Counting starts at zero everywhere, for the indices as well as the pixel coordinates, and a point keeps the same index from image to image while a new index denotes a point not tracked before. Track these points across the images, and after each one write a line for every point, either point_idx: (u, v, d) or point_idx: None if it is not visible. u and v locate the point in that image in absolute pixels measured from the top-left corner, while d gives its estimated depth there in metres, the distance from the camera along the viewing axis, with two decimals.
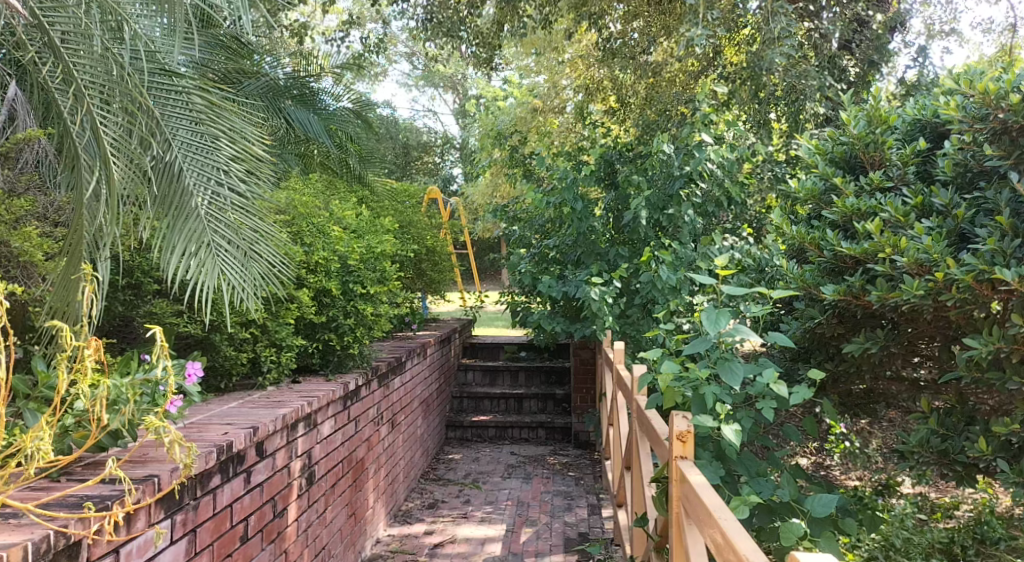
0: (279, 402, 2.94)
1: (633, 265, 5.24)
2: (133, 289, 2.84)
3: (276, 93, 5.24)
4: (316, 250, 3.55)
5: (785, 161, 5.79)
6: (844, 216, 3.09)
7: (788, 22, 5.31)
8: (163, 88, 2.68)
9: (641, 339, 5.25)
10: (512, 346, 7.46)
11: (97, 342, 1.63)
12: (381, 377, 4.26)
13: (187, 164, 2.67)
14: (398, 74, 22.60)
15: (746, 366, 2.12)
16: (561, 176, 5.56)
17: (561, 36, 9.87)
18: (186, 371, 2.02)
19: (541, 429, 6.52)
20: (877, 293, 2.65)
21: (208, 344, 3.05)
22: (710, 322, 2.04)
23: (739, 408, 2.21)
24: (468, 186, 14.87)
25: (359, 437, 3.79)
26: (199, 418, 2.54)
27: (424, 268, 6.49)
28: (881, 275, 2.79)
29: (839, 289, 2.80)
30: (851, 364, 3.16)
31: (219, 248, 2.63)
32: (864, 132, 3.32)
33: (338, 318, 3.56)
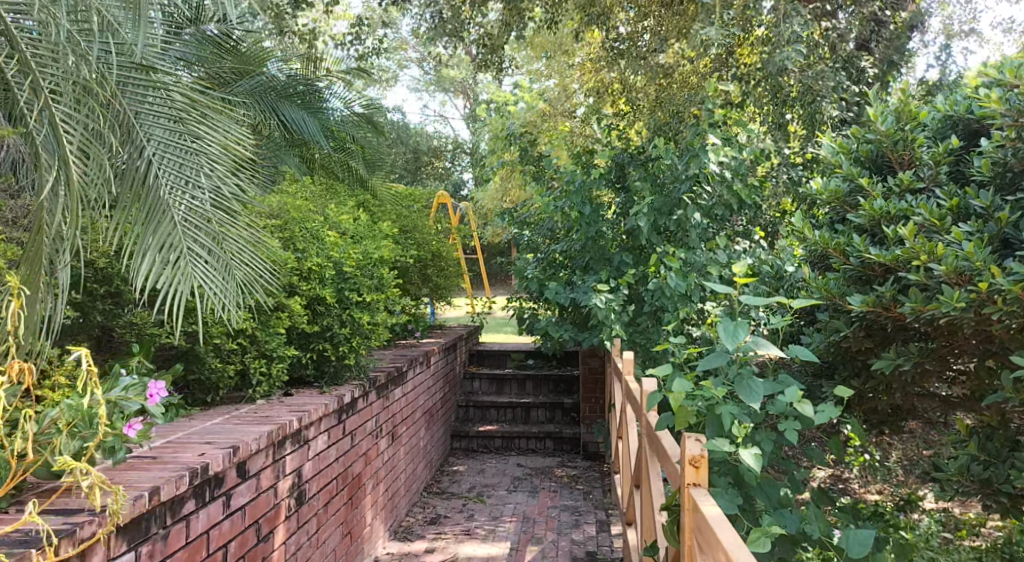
0: (266, 418, 2.77)
1: (644, 272, 5.05)
2: (113, 298, 2.67)
3: (270, 91, 5.07)
4: (309, 256, 3.39)
5: (802, 164, 5.60)
6: (872, 219, 2.91)
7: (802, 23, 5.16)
8: (138, 84, 2.53)
9: (651, 349, 5.06)
10: (519, 354, 7.28)
11: (20, 365, 1.48)
12: (381, 388, 4.10)
13: (163, 166, 2.52)
14: (407, 80, 22.52)
15: (765, 383, 1.91)
16: (569, 180, 5.40)
17: (571, 40, 9.78)
18: (147, 391, 1.87)
19: (549, 440, 6.34)
20: (913, 305, 2.45)
21: (192, 356, 2.89)
22: (727, 333, 1.83)
23: (760, 429, 2.01)
24: (478, 191, 14.74)
25: (356, 452, 3.62)
26: (178, 437, 2.38)
27: (429, 274, 6.31)
28: (916, 285, 2.60)
29: (868, 300, 2.61)
30: (878, 379, 2.97)
31: (195, 256, 2.47)
32: (893, 129, 3.13)
33: (333, 327, 3.39)
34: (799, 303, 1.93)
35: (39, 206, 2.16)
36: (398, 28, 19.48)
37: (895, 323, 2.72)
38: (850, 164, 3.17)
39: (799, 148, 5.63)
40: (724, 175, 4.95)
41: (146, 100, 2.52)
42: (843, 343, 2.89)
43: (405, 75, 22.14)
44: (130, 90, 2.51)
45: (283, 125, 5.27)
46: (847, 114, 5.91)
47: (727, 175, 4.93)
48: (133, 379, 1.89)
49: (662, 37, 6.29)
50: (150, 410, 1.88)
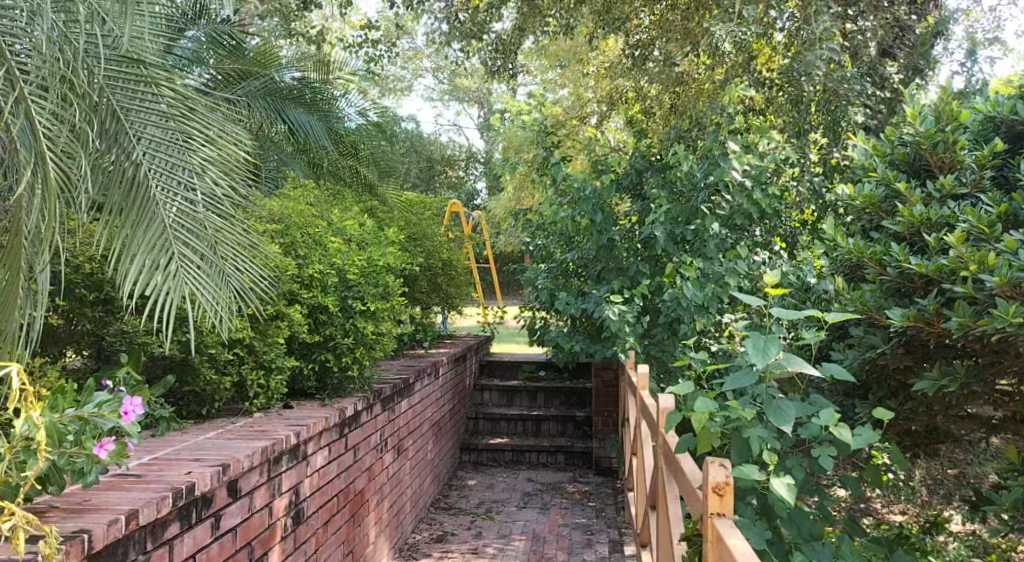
0: (262, 433, 2.64)
1: (659, 282, 4.88)
2: (103, 305, 2.56)
3: (275, 93, 4.97)
4: (311, 263, 3.26)
5: (826, 172, 5.42)
6: (910, 226, 2.75)
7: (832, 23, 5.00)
8: (129, 80, 2.42)
9: (668, 362, 4.90)
10: (530, 365, 7.11)
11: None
12: (386, 400, 3.95)
13: (154, 166, 2.40)
14: (423, 90, 22.55)
15: (796, 404, 1.78)
16: (580, 187, 5.24)
17: (586, 48, 9.69)
18: (122, 408, 1.74)
19: (561, 454, 6.16)
20: (961, 320, 2.28)
21: (185, 366, 2.76)
22: (754, 349, 1.68)
23: (792, 455, 1.84)
24: (491, 201, 14.61)
25: (359, 467, 3.48)
26: (165, 454, 2.25)
27: (439, 283, 6.14)
28: (963, 298, 2.42)
29: (909, 314, 2.45)
30: (915, 398, 2.78)
31: (187, 260, 2.35)
32: (933, 130, 2.95)
33: (336, 337, 3.26)
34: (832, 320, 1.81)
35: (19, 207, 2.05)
36: (413, 39, 19.48)
37: (939, 340, 2.54)
38: (886, 169, 3.01)
39: (823, 155, 5.45)
40: (744, 184, 4.78)
41: (137, 97, 2.41)
42: (878, 360, 2.71)
43: (420, 85, 22.16)
44: (120, 86, 2.40)
45: (289, 129, 5.14)
46: (871, 121, 5.74)
47: (749, 184, 4.77)
48: (108, 394, 1.76)
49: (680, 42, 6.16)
50: (123, 429, 1.75)
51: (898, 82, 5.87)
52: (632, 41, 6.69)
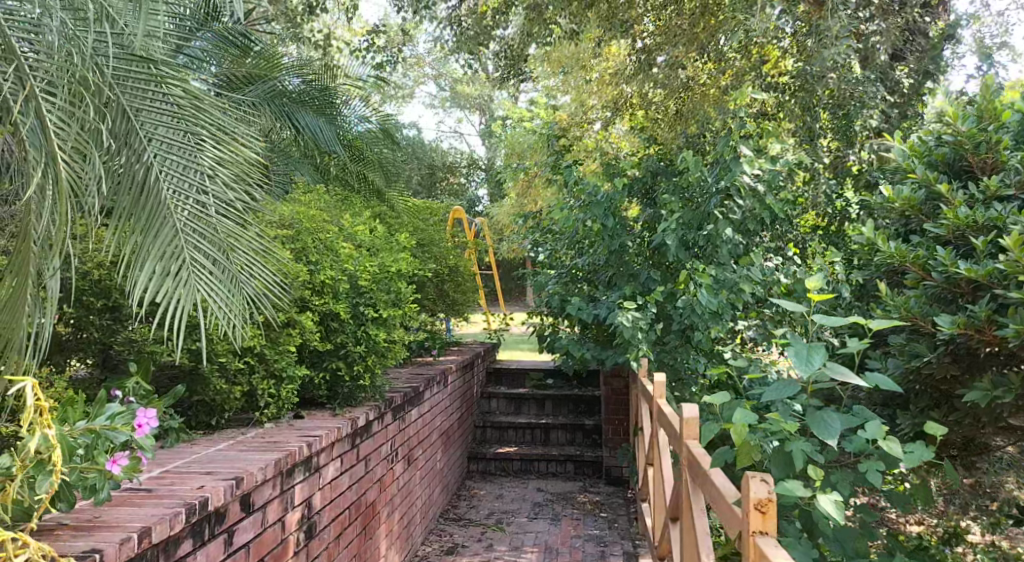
0: (274, 444, 2.55)
1: (672, 289, 4.78)
2: (111, 312, 2.49)
3: (282, 97, 4.91)
4: (322, 269, 3.18)
5: (840, 177, 5.33)
6: (954, 229, 2.67)
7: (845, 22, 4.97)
8: (139, 79, 2.35)
9: (682, 370, 4.80)
10: (538, 373, 6.97)
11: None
12: (397, 409, 3.86)
13: (165, 168, 2.34)
14: (425, 97, 22.55)
15: (841, 414, 1.69)
16: (591, 192, 5.12)
17: (590, 54, 9.64)
18: (135, 421, 1.67)
19: (570, 463, 6.06)
20: (1018, 327, 2.19)
21: (195, 376, 2.68)
22: (797, 353, 1.61)
23: (838, 469, 1.76)
24: (493, 208, 14.54)
25: (370, 479, 3.39)
26: (176, 467, 2.17)
27: (446, 289, 6.09)
28: (1018, 304, 2.33)
29: (960, 321, 2.36)
30: (960, 409, 2.66)
31: (200, 266, 2.28)
32: (975, 129, 2.93)
33: (347, 345, 3.18)
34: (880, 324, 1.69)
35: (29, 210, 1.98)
36: (415, 45, 19.44)
37: (990, 348, 2.46)
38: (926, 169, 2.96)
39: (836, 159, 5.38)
40: (757, 187, 4.63)
41: (147, 97, 2.34)
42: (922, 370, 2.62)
43: (421, 92, 22.11)
44: (130, 85, 2.33)
45: (297, 133, 5.10)
46: (884, 125, 5.67)
47: (761, 189, 4.61)
48: (121, 405, 1.69)
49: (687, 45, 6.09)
50: (136, 443, 1.68)
51: (909, 86, 5.82)
52: (639, 45, 6.62)
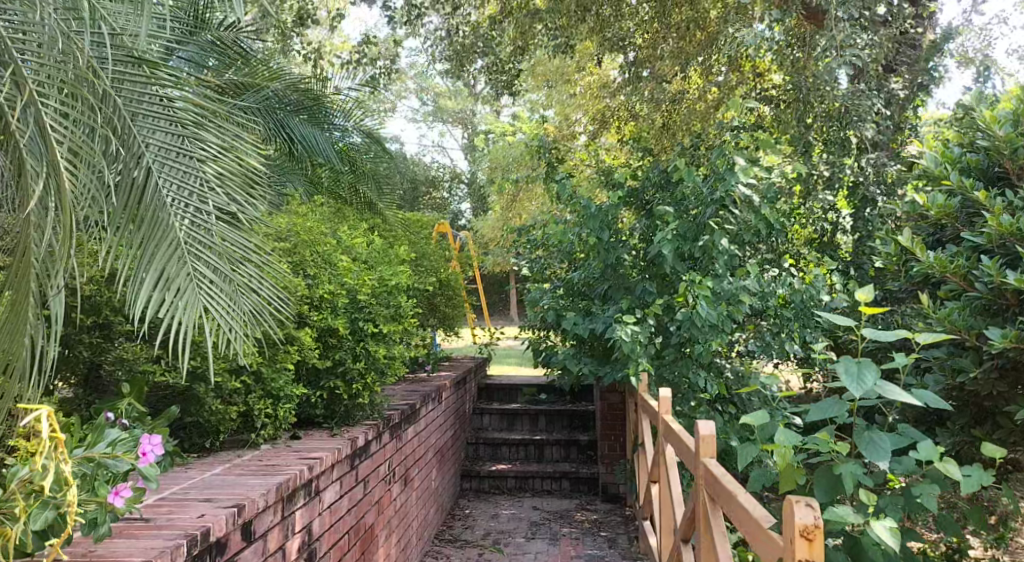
0: (273, 468, 2.42)
1: (671, 302, 4.54)
2: (102, 330, 2.37)
3: (279, 107, 4.87)
4: (321, 283, 3.07)
5: (833, 190, 5.12)
6: (999, 236, 2.79)
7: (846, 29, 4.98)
8: (136, 84, 2.29)
9: (682, 388, 4.59)
10: (531, 389, 6.88)
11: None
12: (395, 428, 3.73)
13: (163, 175, 2.27)
14: (405, 111, 22.40)
15: (889, 434, 1.62)
16: (584, 204, 4.91)
17: (575, 68, 9.62)
18: (138, 448, 1.61)
19: (565, 480, 5.91)
20: None
21: (189, 397, 2.55)
22: (846, 371, 1.55)
23: (887, 493, 1.67)
24: (477, 222, 14.41)
25: (369, 501, 3.25)
26: (173, 494, 2.05)
27: (437, 303, 5.95)
28: None
29: (1011, 333, 2.42)
30: (1006, 426, 2.69)
31: (200, 278, 2.20)
32: (1012, 134, 3.14)
33: (346, 362, 3.07)
34: (935, 340, 1.60)
35: (25, 218, 1.91)
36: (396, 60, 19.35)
37: None
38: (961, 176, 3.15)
39: (832, 173, 5.13)
40: (752, 199, 4.40)
41: (145, 101, 2.28)
42: (965, 386, 2.74)
43: (403, 107, 22.02)
44: (126, 90, 2.27)
45: (291, 144, 5.07)
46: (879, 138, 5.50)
47: (756, 199, 4.38)
48: (126, 433, 1.64)
49: (673, 56, 6.17)
50: (141, 472, 1.62)
51: (906, 96, 5.63)
52: (629, 58, 6.56)
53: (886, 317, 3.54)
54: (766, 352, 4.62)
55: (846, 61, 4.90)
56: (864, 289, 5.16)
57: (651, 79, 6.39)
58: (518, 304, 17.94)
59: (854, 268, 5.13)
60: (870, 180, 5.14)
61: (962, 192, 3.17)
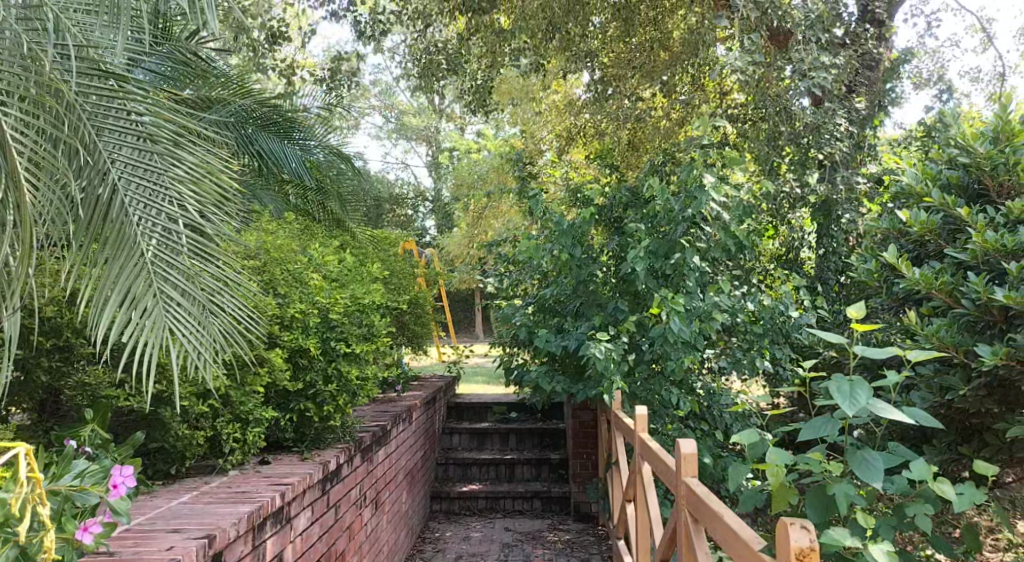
0: (244, 496, 2.33)
1: (643, 318, 4.47)
2: (62, 353, 2.26)
3: (248, 121, 4.77)
4: (291, 302, 2.97)
5: (800, 207, 5.12)
6: (984, 252, 2.85)
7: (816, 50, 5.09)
8: (101, 97, 2.22)
9: (655, 405, 4.53)
10: (501, 407, 6.80)
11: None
12: (366, 450, 3.63)
13: (130, 192, 2.20)
14: (370, 128, 22.26)
15: (882, 452, 1.59)
16: (555, 221, 4.84)
17: (539, 87, 9.66)
18: (110, 480, 1.60)
19: (537, 500, 5.83)
20: None
21: (154, 422, 2.44)
22: (838, 390, 1.51)
23: (883, 512, 1.65)
24: (442, 239, 14.33)
25: (340, 526, 3.15)
26: (140, 525, 1.97)
27: (406, 321, 5.85)
28: None
29: (1000, 350, 2.47)
30: (993, 444, 2.79)
31: (169, 299, 2.13)
32: (992, 151, 3.22)
33: (317, 385, 2.99)
34: (927, 355, 1.57)
35: None
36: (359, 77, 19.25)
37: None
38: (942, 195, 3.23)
39: (800, 190, 5.12)
40: (723, 216, 4.37)
41: (110, 114, 2.20)
42: (953, 403, 2.78)
43: (367, 124, 21.92)
44: (91, 102, 2.19)
45: (258, 159, 4.96)
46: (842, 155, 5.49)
47: (727, 216, 4.36)
48: (95, 467, 1.62)
49: (642, 77, 6.33)
50: (113, 505, 1.61)
51: (868, 115, 5.68)
52: (596, 76, 6.62)
53: (862, 334, 3.56)
54: (736, 369, 4.53)
55: (813, 80, 5.00)
56: (832, 305, 5.18)
57: (618, 97, 6.38)
58: (483, 322, 17.87)
59: (821, 284, 5.15)
60: (843, 198, 5.06)
61: (943, 209, 3.23)
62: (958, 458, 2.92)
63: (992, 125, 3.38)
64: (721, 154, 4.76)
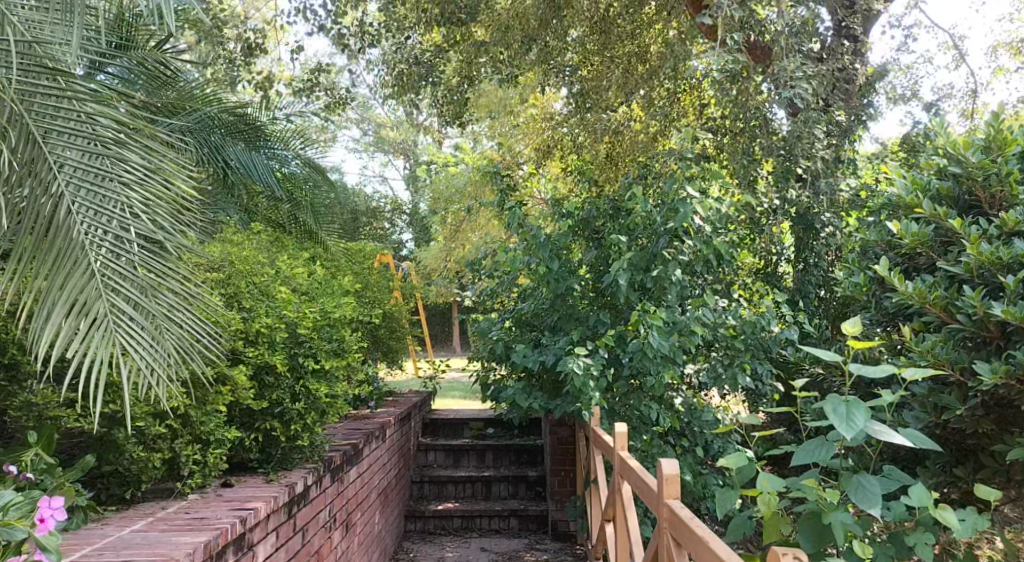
0: (201, 523, 2.19)
1: (623, 332, 4.36)
2: (6, 372, 2.10)
3: (212, 130, 4.66)
4: (257, 316, 2.84)
5: (779, 219, 5.05)
6: (980, 264, 2.79)
7: (798, 62, 5.05)
8: (49, 102, 2.16)
9: (635, 422, 4.42)
10: (477, 423, 6.66)
11: None
12: (335, 470, 3.48)
13: (79, 199, 2.11)
14: (346, 142, 22.04)
15: (877, 477, 1.53)
16: (532, 233, 4.73)
17: (517, 100, 9.60)
18: (37, 514, 1.62)
19: (514, 518, 5.69)
20: None
21: (106, 444, 2.30)
22: (835, 412, 1.44)
23: (884, 541, 1.56)
24: (419, 252, 14.20)
25: (307, 551, 2.99)
26: (84, 558, 1.84)
27: (381, 336, 5.71)
28: None
29: (1000, 368, 2.40)
30: (989, 465, 2.74)
31: (118, 311, 2.01)
32: (985, 162, 3.18)
33: (284, 403, 2.85)
34: (928, 374, 1.50)
35: None
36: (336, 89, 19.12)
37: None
38: (933, 207, 3.19)
39: (780, 203, 5.06)
40: (705, 229, 4.29)
41: (58, 116, 2.15)
42: (950, 422, 2.71)
43: (345, 136, 21.79)
44: (39, 105, 2.15)
45: (225, 171, 4.82)
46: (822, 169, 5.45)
47: (709, 229, 4.29)
48: (20, 502, 1.65)
49: (619, 90, 6.29)
50: (41, 540, 1.62)
51: (849, 129, 5.65)
52: (575, 89, 6.56)
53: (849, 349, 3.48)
54: (717, 385, 4.43)
55: (796, 92, 4.96)
56: (813, 320, 5.12)
57: (596, 110, 6.30)
58: (460, 336, 17.72)
59: (802, 298, 5.08)
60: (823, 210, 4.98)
61: (935, 220, 3.17)
62: (953, 479, 2.83)
63: (981, 137, 3.34)
64: (702, 165, 4.70)
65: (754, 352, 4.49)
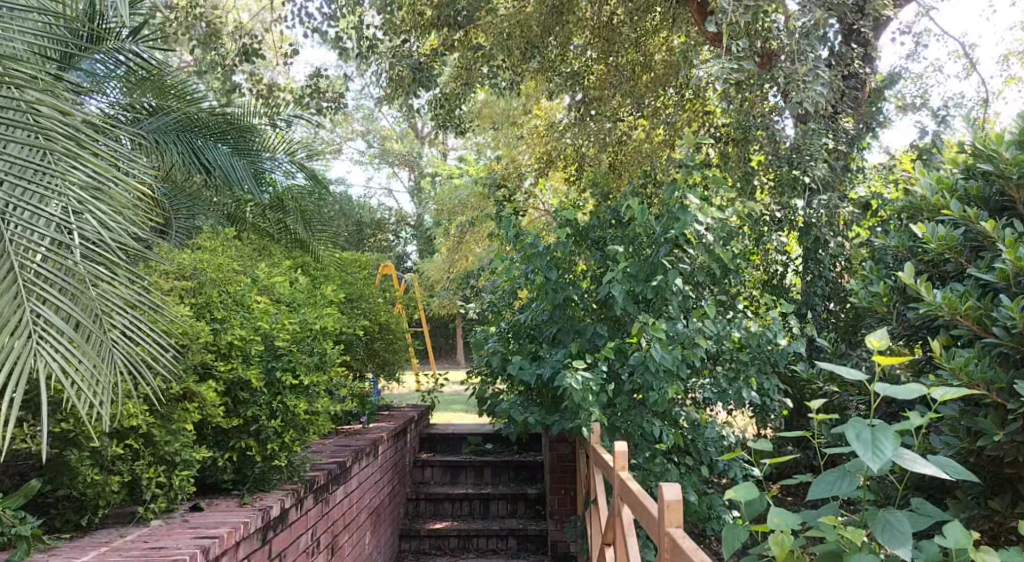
0: (158, 554, 1.99)
1: (624, 344, 4.16)
2: None
3: (189, 128, 4.57)
4: (230, 327, 2.67)
5: (783, 229, 4.86)
6: (1016, 271, 2.60)
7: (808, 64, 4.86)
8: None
9: (637, 439, 4.20)
10: (476, 438, 6.44)
11: None
12: (320, 491, 3.27)
13: (16, 199, 1.97)
14: (352, 154, 21.91)
15: (906, 513, 1.36)
16: (529, 242, 4.53)
17: (520, 110, 9.43)
18: None
19: (512, 538, 5.47)
20: None
21: (60, 467, 2.13)
22: (858, 439, 1.28)
23: None
24: (422, 264, 14.00)
25: None
26: None
27: (376, 348, 5.49)
28: None
29: None
30: None
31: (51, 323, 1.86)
32: (1019, 158, 2.99)
33: (259, 420, 2.67)
34: (964, 394, 1.34)
35: None
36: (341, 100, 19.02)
37: None
38: (963, 208, 3.01)
39: (786, 212, 4.87)
40: (707, 237, 4.10)
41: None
42: (986, 449, 2.51)
43: (350, 148, 21.69)
44: None
45: (205, 173, 4.71)
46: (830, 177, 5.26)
47: (712, 238, 4.09)
48: None
49: (623, 98, 6.10)
50: None
51: (858, 136, 5.48)
52: (576, 96, 6.39)
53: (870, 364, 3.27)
54: (722, 400, 4.23)
55: (805, 96, 4.76)
56: (824, 332, 4.92)
57: (598, 119, 6.15)
58: (464, 348, 17.47)
59: (810, 310, 4.89)
60: (833, 218, 4.80)
61: (965, 223, 2.99)
62: (987, 507, 2.62)
63: (1011, 136, 3.15)
64: (706, 171, 4.51)
65: (765, 367, 4.29)
